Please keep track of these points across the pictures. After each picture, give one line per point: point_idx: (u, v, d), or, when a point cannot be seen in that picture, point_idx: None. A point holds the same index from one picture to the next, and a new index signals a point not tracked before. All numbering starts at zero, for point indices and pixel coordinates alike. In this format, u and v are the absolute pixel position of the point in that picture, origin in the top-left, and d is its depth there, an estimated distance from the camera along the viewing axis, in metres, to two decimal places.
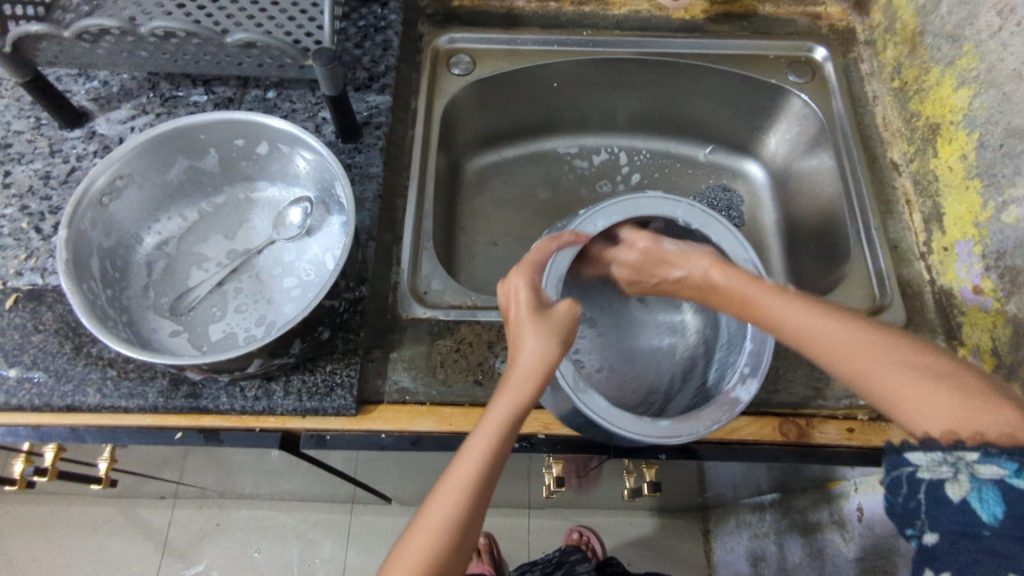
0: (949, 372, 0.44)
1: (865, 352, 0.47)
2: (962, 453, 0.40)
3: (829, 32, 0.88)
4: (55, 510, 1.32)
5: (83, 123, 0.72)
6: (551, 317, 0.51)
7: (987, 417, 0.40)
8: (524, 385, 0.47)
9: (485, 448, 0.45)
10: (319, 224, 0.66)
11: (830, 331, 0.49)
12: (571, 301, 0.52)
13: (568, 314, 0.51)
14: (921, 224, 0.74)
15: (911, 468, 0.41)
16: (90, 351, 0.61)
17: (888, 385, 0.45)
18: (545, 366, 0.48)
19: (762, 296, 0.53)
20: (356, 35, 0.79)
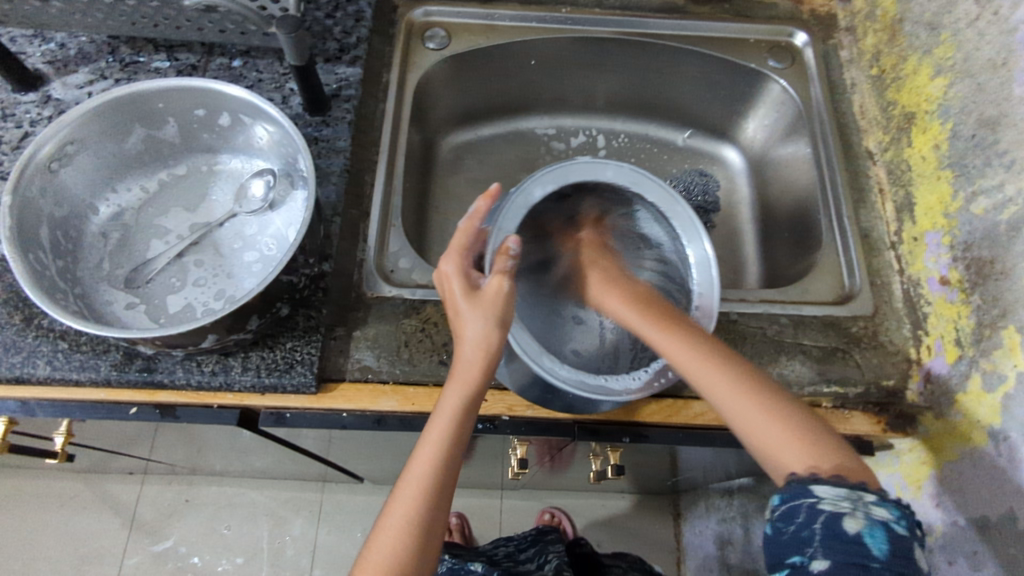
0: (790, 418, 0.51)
1: (725, 386, 0.52)
2: (862, 494, 0.45)
3: (810, 18, 0.87)
4: (19, 485, 1.30)
5: (38, 86, 0.69)
6: (484, 297, 0.53)
7: (803, 454, 0.49)
8: (470, 372, 0.52)
9: (438, 440, 0.49)
10: (282, 198, 0.65)
11: (709, 374, 0.53)
12: (499, 275, 0.53)
13: (500, 287, 0.53)
14: (893, 213, 0.73)
15: (814, 499, 0.46)
16: (40, 323, 0.59)
17: (757, 427, 0.50)
18: (486, 349, 0.52)
19: (669, 343, 0.54)
20: (327, 4, 0.76)
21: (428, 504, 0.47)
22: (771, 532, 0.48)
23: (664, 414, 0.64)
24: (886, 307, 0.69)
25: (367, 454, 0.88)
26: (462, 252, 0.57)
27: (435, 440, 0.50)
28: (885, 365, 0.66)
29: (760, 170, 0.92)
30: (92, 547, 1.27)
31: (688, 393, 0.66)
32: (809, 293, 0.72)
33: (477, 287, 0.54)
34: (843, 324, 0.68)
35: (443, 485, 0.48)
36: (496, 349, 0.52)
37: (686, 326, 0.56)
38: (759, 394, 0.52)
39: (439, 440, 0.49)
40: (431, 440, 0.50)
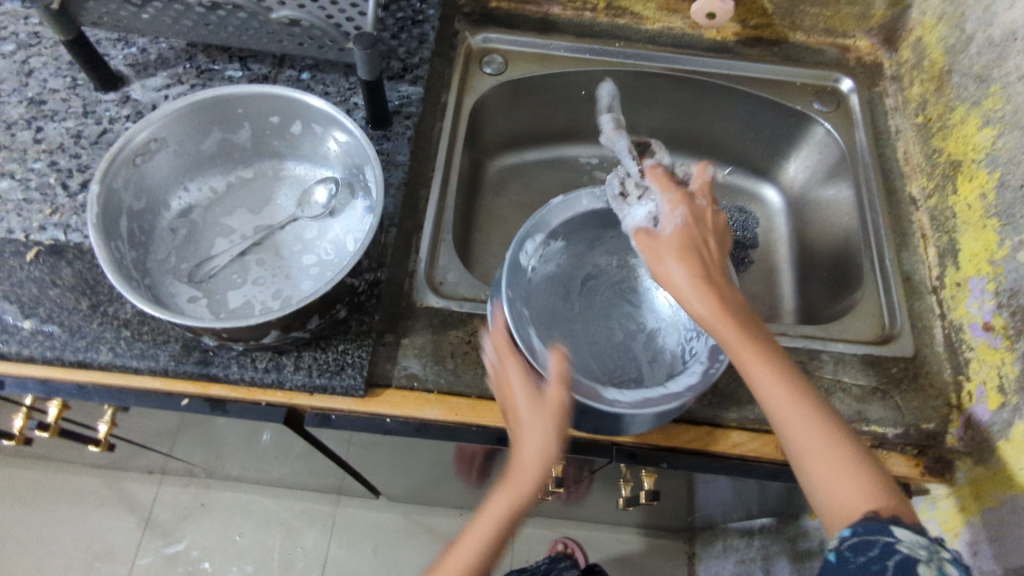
0: (852, 454, 0.49)
1: (803, 425, 0.49)
2: (941, 550, 0.44)
3: (857, 65, 0.89)
4: (40, 476, 1.31)
5: (119, 87, 0.72)
6: (546, 406, 0.50)
7: (858, 493, 0.47)
8: (524, 484, 0.50)
9: (481, 539, 0.50)
10: (343, 206, 0.67)
11: (785, 406, 0.50)
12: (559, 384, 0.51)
13: (560, 396, 0.51)
14: (935, 258, 0.74)
15: (894, 539, 0.44)
16: (105, 311, 0.61)
17: (815, 454, 0.49)
18: (542, 465, 0.49)
19: (743, 354, 0.50)
20: (394, 26, 0.80)
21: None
22: (835, 560, 0.45)
23: (702, 442, 0.64)
24: (927, 350, 0.69)
25: (394, 468, 0.88)
26: (518, 355, 0.55)
27: (478, 540, 0.50)
28: (926, 408, 0.66)
29: (800, 210, 0.93)
30: (105, 544, 1.27)
31: (729, 422, 0.65)
32: (847, 332, 0.72)
33: (540, 391, 0.52)
34: (884, 364, 0.68)
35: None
36: (550, 468, 0.50)
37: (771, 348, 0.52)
38: (836, 436, 0.49)
39: (483, 542, 0.50)
40: (472, 536, 0.50)
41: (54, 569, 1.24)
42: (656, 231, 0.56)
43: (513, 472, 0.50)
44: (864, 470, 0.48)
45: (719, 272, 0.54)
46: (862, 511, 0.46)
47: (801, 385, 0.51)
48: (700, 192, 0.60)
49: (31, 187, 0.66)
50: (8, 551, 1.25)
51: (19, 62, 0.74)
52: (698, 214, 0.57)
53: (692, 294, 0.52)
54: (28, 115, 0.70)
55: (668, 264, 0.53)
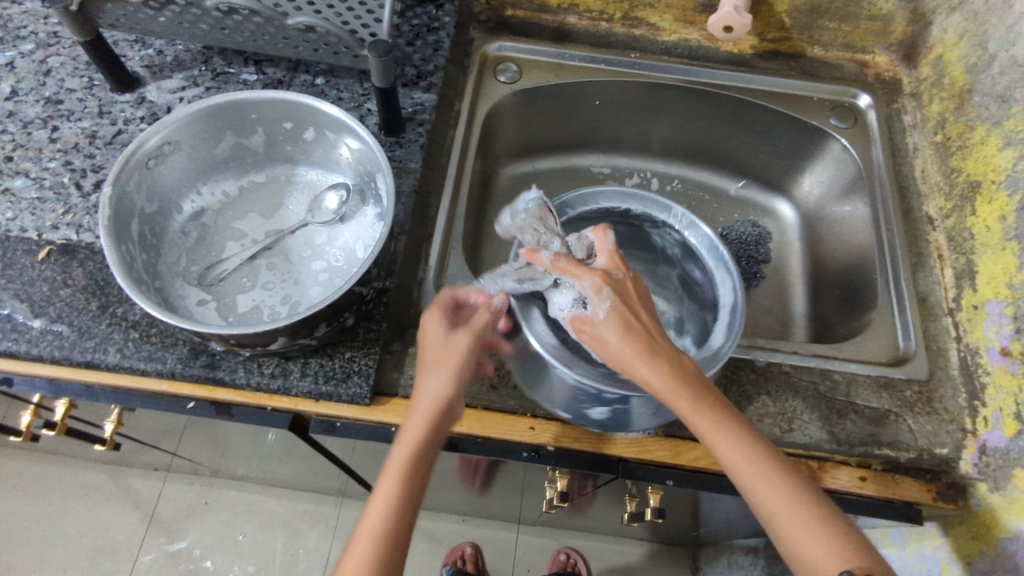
0: (819, 515, 0.49)
1: (762, 484, 0.50)
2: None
3: (875, 81, 0.88)
4: (47, 470, 1.32)
5: (135, 88, 0.73)
6: (449, 355, 0.53)
7: (828, 552, 0.48)
8: (444, 360, 0.53)
9: (403, 469, 0.49)
10: (353, 212, 0.67)
11: (744, 468, 0.51)
12: (466, 333, 0.54)
13: (462, 347, 0.53)
14: (952, 279, 0.73)
15: None
16: (115, 312, 0.61)
17: (783, 517, 0.50)
18: (441, 404, 0.51)
19: (699, 422, 0.51)
20: (409, 32, 0.80)
21: (393, 517, 0.48)
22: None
23: (710, 460, 0.63)
24: (942, 373, 0.68)
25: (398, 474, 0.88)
26: (456, 297, 0.58)
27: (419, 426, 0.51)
28: (939, 433, 0.64)
29: (814, 226, 0.92)
30: (109, 539, 1.27)
31: None
32: (861, 351, 0.71)
33: (446, 338, 0.54)
34: (896, 386, 0.67)
35: (400, 512, 0.48)
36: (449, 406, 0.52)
37: (722, 410, 0.52)
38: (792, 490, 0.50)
39: (422, 426, 0.50)
40: (394, 469, 0.49)
41: (57, 563, 1.24)
42: (585, 313, 0.55)
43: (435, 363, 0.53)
44: (833, 527, 0.49)
45: (656, 335, 0.54)
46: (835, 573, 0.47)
47: (757, 446, 0.52)
48: (612, 263, 0.57)
49: (45, 186, 0.67)
50: (12, 544, 1.26)
51: (37, 61, 0.74)
52: (619, 288, 0.55)
53: (639, 365, 0.52)
54: (45, 114, 0.71)
55: (609, 342, 0.53)
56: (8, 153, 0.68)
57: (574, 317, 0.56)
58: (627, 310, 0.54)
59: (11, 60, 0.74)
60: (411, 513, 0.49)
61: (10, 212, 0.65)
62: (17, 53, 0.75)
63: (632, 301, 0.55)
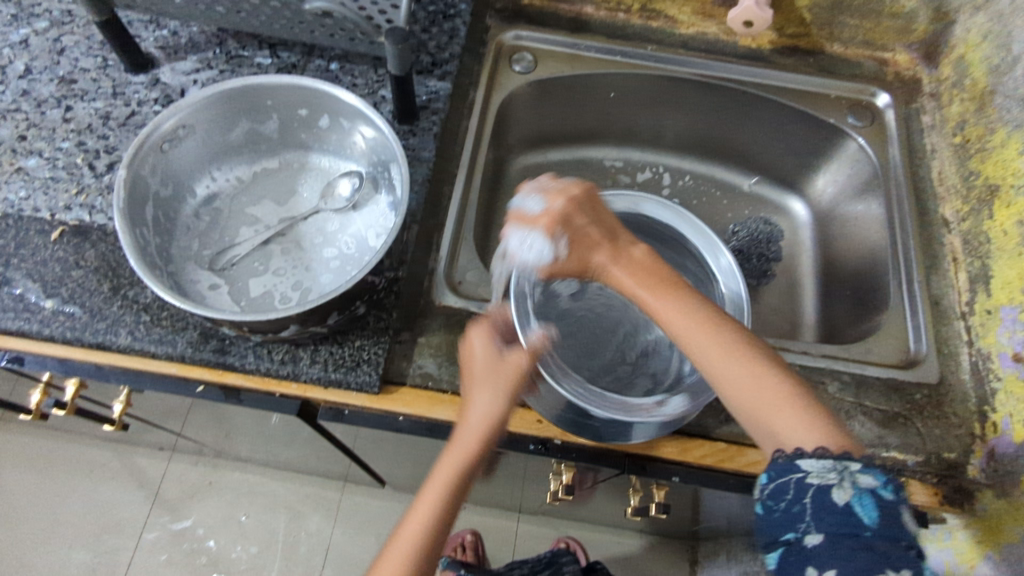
0: (787, 394, 0.48)
1: (718, 356, 0.49)
2: (848, 463, 0.44)
3: (894, 80, 0.87)
4: (54, 446, 1.33)
5: (148, 69, 0.72)
6: (500, 372, 0.54)
7: (792, 426, 0.47)
8: (468, 440, 0.51)
9: (419, 534, 0.49)
10: (366, 201, 0.66)
11: (700, 342, 0.50)
12: (522, 351, 0.55)
13: (519, 366, 0.54)
14: (965, 283, 0.73)
15: (801, 474, 0.44)
16: (126, 294, 0.61)
17: (749, 396, 0.48)
18: (489, 429, 0.52)
19: (659, 307, 0.52)
20: (424, 19, 0.79)
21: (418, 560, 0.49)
22: (762, 511, 0.46)
23: (718, 457, 0.63)
24: (951, 377, 0.68)
25: (403, 461, 0.88)
26: (491, 323, 0.58)
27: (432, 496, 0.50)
28: (947, 436, 0.64)
29: (826, 225, 0.91)
30: (113, 517, 1.28)
31: (745, 439, 0.64)
32: (871, 353, 0.71)
33: (499, 358, 0.55)
34: (906, 390, 0.66)
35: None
36: (500, 428, 0.53)
37: (672, 285, 0.53)
38: (757, 359, 0.49)
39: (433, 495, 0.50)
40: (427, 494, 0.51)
41: (63, 538, 1.26)
42: (546, 258, 0.55)
43: (456, 431, 0.52)
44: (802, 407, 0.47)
45: (608, 229, 0.56)
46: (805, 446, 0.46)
47: (726, 331, 0.50)
48: (557, 197, 0.56)
49: (58, 166, 0.66)
50: (19, 518, 1.27)
51: (51, 40, 0.74)
52: (582, 205, 0.56)
53: (612, 266, 0.54)
54: (59, 93, 0.70)
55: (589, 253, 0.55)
56: (21, 131, 0.68)
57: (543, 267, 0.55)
58: (594, 223, 0.56)
59: (26, 37, 0.74)
60: (445, 534, 0.50)
61: (23, 191, 0.65)
62: (31, 31, 0.74)
63: (602, 220, 0.57)
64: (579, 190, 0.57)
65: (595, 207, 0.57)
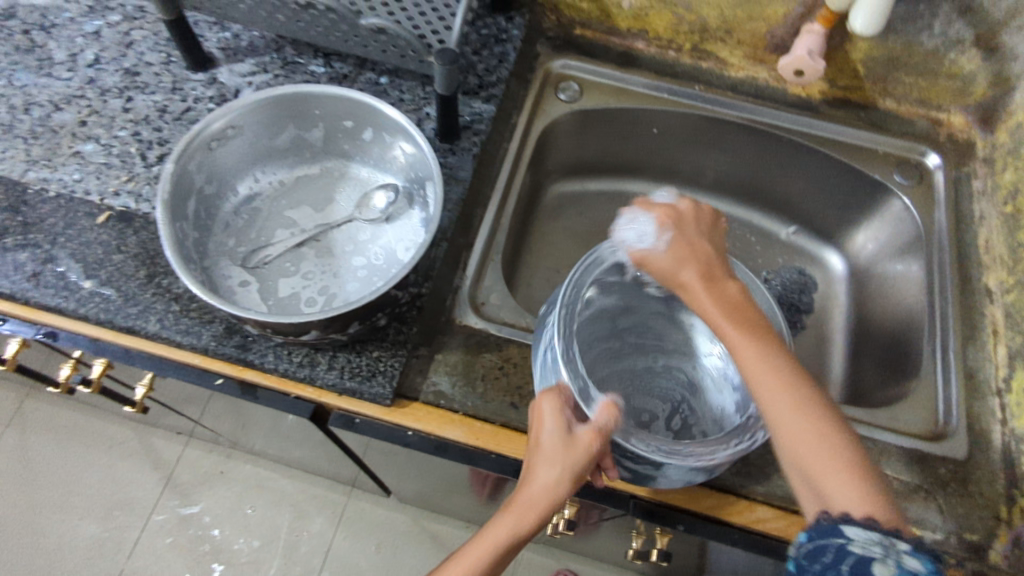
0: (846, 462, 0.48)
1: (790, 408, 0.49)
2: (896, 541, 0.45)
3: (947, 141, 0.85)
4: (78, 418, 1.37)
5: (208, 68, 0.75)
6: (574, 452, 0.50)
7: (847, 496, 0.47)
8: (528, 508, 0.50)
9: None
10: (399, 214, 0.67)
11: (772, 390, 0.49)
12: (594, 433, 0.50)
13: (592, 447, 0.50)
14: (1004, 358, 0.70)
15: (844, 539, 0.45)
16: (160, 282, 0.63)
17: (810, 453, 0.48)
18: (554, 501, 0.50)
19: (745, 347, 0.50)
20: (476, 42, 0.81)
21: None
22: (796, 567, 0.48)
23: (724, 509, 0.61)
24: (980, 455, 0.65)
25: (409, 474, 0.88)
26: (561, 394, 0.52)
27: (478, 553, 0.50)
28: (970, 517, 0.61)
29: (863, 283, 0.89)
30: (126, 494, 1.31)
31: (755, 494, 0.62)
32: (897, 421, 0.68)
33: (568, 435, 0.51)
34: (930, 463, 0.64)
35: None
36: (562, 500, 0.51)
37: (760, 329, 0.51)
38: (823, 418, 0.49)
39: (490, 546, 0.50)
40: (474, 546, 0.51)
41: (76, 510, 1.29)
42: (648, 248, 0.55)
43: (518, 500, 0.51)
44: (860, 478, 0.48)
45: (711, 260, 0.54)
46: (856, 513, 0.46)
47: (800, 382, 0.49)
48: (686, 202, 0.58)
49: (113, 153, 0.69)
50: (38, 485, 1.31)
51: (122, 33, 0.77)
52: (679, 222, 0.56)
53: (704, 298, 0.52)
54: (122, 84, 0.74)
55: (685, 273, 0.53)
56: (83, 117, 0.72)
57: (640, 253, 0.55)
58: (691, 249, 0.54)
59: (99, 29, 0.78)
60: None
61: (77, 174, 0.68)
62: (104, 23, 0.78)
63: (694, 245, 0.55)
64: (685, 208, 0.57)
65: (687, 232, 0.55)
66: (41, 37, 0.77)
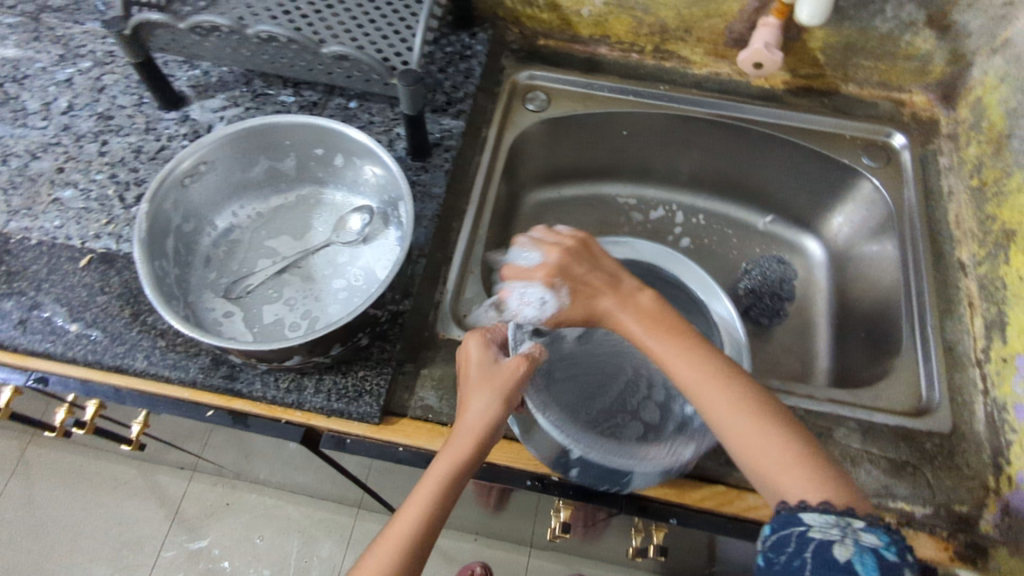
0: (797, 457, 0.50)
1: (726, 410, 0.52)
2: (850, 520, 0.45)
3: (911, 121, 0.86)
4: (82, 461, 1.38)
5: (180, 106, 0.77)
6: (497, 376, 0.54)
7: (800, 484, 0.48)
8: (466, 437, 0.52)
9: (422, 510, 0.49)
10: (376, 234, 0.69)
11: (710, 392, 0.53)
12: (520, 357, 0.55)
13: (514, 370, 0.55)
14: (981, 329, 0.71)
15: (803, 526, 0.46)
16: (145, 319, 0.64)
17: (759, 454, 0.50)
18: (489, 426, 0.52)
19: (672, 363, 0.55)
20: (442, 60, 0.82)
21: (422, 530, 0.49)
22: (763, 563, 0.47)
23: (717, 501, 0.62)
24: (965, 428, 0.66)
25: (410, 491, 0.89)
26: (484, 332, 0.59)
27: (431, 484, 0.50)
28: (959, 489, 0.62)
29: (842, 266, 0.90)
30: (134, 533, 1.31)
31: (745, 484, 0.63)
32: (882, 400, 0.69)
33: (495, 362, 0.56)
34: (916, 438, 0.64)
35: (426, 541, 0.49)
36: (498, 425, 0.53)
37: (681, 338, 0.56)
38: (765, 411, 0.52)
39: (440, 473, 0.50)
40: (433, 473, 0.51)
41: (85, 553, 1.29)
42: (549, 307, 0.62)
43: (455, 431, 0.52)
44: (813, 469, 0.49)
45: (616, 284, 0.61)
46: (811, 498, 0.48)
47: (738, 386, 0.53)
48: (551, 251, 0.63)
49: (91, 198, 0.71)
50: (46, 530, 1.31)
51: (93, 79, 0.79)
52: (565, 267, 0.62)
53: (623, 318, 0.58)
54: (96, 129, 0.75)
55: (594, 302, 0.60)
56: (60, 164, 0.73)
57: (542, 305, 0.63)
58: (607, 280, 0.61)
59: (70, 76, 0.79)
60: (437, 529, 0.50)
61: (58, 220, 0.69)
62: (75, 70, 0.80)
63: (596, 284, 0.61)
64: (574, 243, 0.64)
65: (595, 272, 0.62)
66: (14, 89, 0.78)
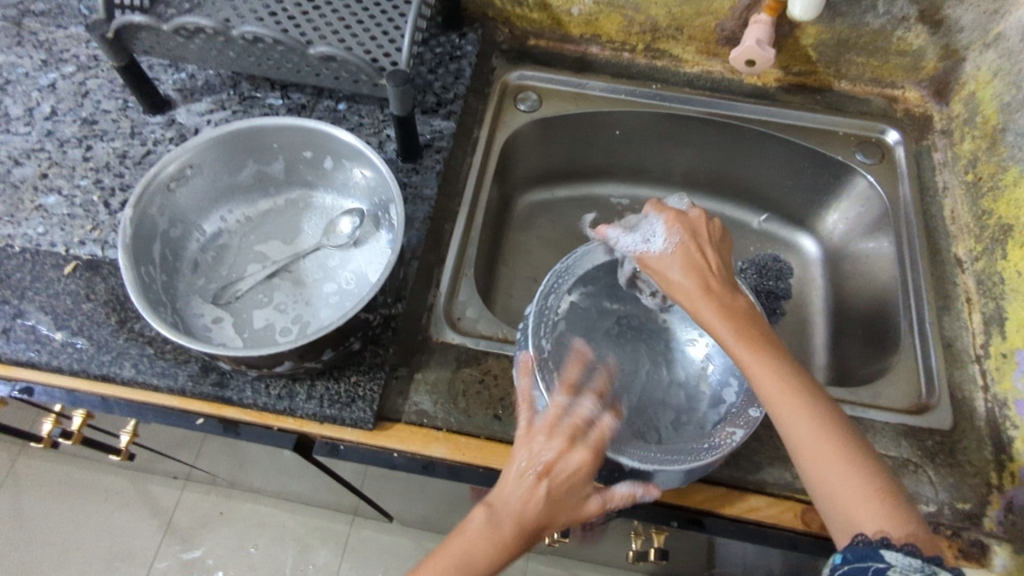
0: (870, 486, 0.48)
1: (806, 423, 0.50)
2: (936, 569, 0.43)
3: (904, 117, 0.86)
4: (72, 472, 1.35)
5: (166, 111, 0.75)
6: (571, 472, 0.51)
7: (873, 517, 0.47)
8: (523, 527, 0.49)
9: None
10: (367, 237, 0.68)
11: (785, 402, 0.51)
12: (592, 455, 0.51)
13: (588, 464, 0.51)
14: (980, 324, 0.71)
15: (885, 564, 0.43)
16: (132, 327, 0.63)
17: (831, 475, 0.49)
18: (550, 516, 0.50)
19: (756, 364, 0.52)
20: (431, 61, 0.82)
21: None
22: None
23: (717, 502, 0.61)
24: (966, 424, 0.65)
25: (406, 498, 0.87)
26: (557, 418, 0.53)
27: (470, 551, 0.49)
28: (962, 487, 0.61)
29: (837, 263, 0.90)
30: (125, 545, 1.29)
31: (745, 484, 0.62)
32: (881, 398, 0.69)
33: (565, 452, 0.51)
34: (918, 436, 0.64)
35: None
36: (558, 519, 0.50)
37: (766, 341, 0.53)
38: (842, 435, 0.50)
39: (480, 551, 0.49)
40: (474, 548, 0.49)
41: (75, 565, 1.27)
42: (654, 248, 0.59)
43: (510, 513, 0.49)
44: (887, 501, 0.48)
45: (714, 275, 0.56)
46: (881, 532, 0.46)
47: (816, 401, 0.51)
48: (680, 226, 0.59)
49: (76, 204, 0.69)
50: (35, 544, 1.29)
51: (77, 83, 0.78)
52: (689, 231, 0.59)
53: (704, 305, 0.54)
54: (80, 134, 0.74)
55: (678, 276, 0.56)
56: (43, 170, 0.72)
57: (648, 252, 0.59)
58: (700, 258, 0.57)
59: (54, 81, 0.78)
60: None
61: (42, 227, 0.68)
62: (58, 75, 0.78)
63: (691, 260, 0.57)
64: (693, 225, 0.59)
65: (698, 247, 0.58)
66: None
